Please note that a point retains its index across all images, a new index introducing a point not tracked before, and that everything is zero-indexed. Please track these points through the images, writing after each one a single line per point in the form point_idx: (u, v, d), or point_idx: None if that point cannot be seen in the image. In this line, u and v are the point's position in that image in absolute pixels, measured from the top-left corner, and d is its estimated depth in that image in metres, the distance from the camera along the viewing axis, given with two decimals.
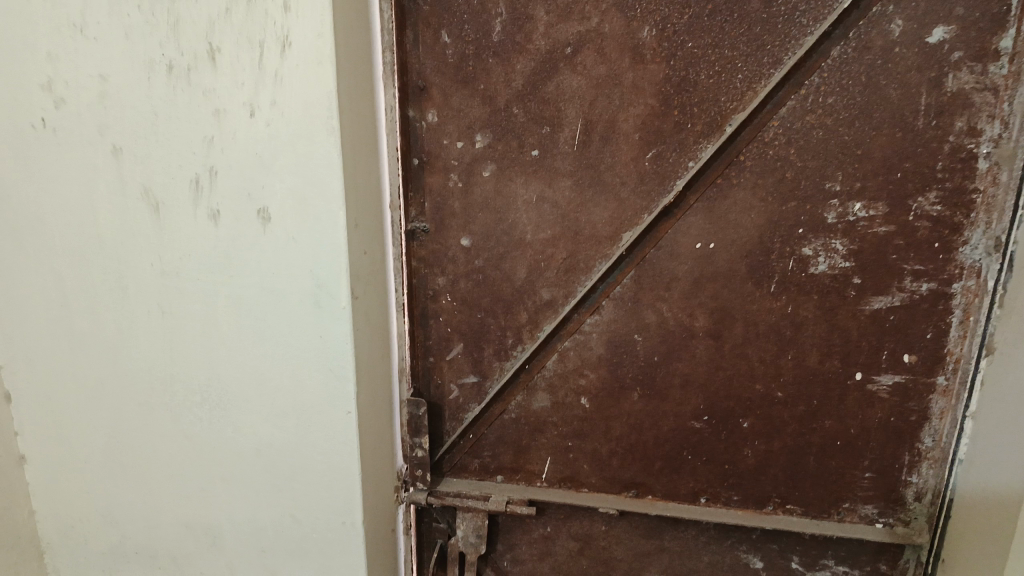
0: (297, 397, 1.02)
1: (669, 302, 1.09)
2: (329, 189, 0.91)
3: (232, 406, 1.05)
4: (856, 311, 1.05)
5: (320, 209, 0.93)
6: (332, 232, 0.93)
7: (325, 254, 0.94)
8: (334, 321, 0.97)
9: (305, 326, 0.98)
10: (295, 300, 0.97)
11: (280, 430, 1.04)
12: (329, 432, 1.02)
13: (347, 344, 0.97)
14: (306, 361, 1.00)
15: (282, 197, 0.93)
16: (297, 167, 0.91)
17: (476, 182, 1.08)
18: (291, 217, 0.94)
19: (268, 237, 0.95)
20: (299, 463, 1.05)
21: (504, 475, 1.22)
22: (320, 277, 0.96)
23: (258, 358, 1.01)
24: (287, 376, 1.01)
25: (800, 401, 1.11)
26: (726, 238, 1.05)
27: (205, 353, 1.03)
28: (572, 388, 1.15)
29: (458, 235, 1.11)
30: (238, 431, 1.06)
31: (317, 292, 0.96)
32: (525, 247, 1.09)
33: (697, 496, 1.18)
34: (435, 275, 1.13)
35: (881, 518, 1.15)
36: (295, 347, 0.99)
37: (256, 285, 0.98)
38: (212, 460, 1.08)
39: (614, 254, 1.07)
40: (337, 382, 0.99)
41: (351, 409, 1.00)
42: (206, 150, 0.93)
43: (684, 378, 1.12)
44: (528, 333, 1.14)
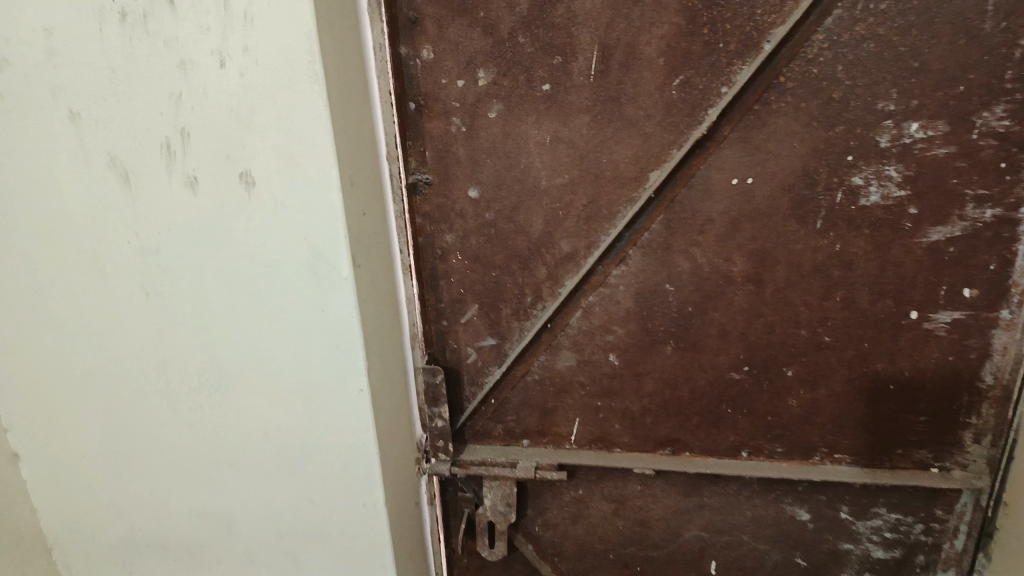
0: (302, 378, 0.93)
1: (703, 247, 0.99)
2: (319, 145, 0.80)
3: (232, 392, 0.95)
4: (912, 244, 0.95)
5: (309, 168, 0.81)
6: (325, 194, 0.82)
7: (319, 219, 0.84)
8: (337, 292, 0.87)
9: (304, 300, 0.88)
10: (290, 272, 0.87)
11: (287, 414, 0.95)
12: (340, 411, 0.94)
13: (353, 317, 0.88)
14: (309, 338, 0.90)
15: (266, 157, 0.82)
16: (280, 122, 0.80)
17: (481, 126, 0.96)
18: (278, 178, 0.83)
19: (254, 203, 0.84)
20: (311, 446, 0.97)
21: (530, 439, 1.14)
22: (317, 245, 0.85)
23: (256, 338, 0.91)
24: (289, 356, 0.92)
25: (849, 345, 1.02)
26: (765, 172, 0.94)
27: (198, 336, 0.93)
28: (599, 345, 1.07)
29: (465, 186, 1.00)
30: (240, 419, 0.96)
31: (315, 261, 0.86)
32: (540, 195, 0.99)
33: (739, 450, 1.11)
34: (443, 232, 1.03)
35: (936, 462, 1.08)
36: (295, 323, 0.90)
37: (246, 258, 0.87)
38: (216, 449, 0.99)
39: (640, 198, 0.97)
40: (345, 359, 0.90)
41: (364, 386, 0.91)
42: (175, 108, 0.81)
43: (721, 327, 1.03)
44: (549, 289, 1.04)
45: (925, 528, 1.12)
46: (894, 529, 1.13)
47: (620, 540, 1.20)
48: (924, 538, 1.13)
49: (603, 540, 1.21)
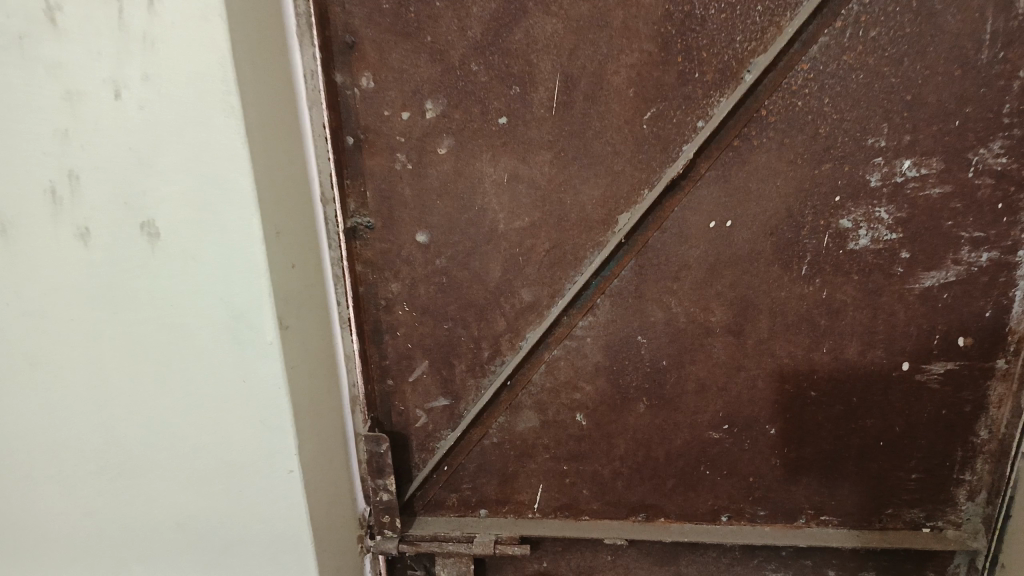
0: (222, 457, 0.80)
1: (678, 295, 0.89)
2: (237, 190, 0.68)
3: (139, 474, 0.81)
4: (903, 291, 0.87)
5: (225, 217, 0.69)
6: (245, 246, 0.70)
7: (238, 277, 0.71)
8: (261, 359, 0.74)
9: (221, 369, 0.75)
10: (205, 337, 0.74)
11: (205, 498, 0.82)
12: (267, 495, 0.81)
13: (281, 387, 0.75)
14: (229, 412, 0.77)
15: (174, 204, 0.69)
16: (189, 163, 0.68)
17: (430, 162, 0.85)
18: (188, 229, 0.70)
19: (160, 258, 0.71)
20: (233, 534, 0.83)
21: (488, 508, 1.03)
22: (235, 305, 0.73)
23: (165, 413, 0.78)
24: (206, 432, 0.79)
25: (837, 400, 0.93)
26: (746, 213, 0.85)
27: (97, 412, 0.79)
28: (564, 404, 0.96)
29: (412, 230, 0.88)
30: (149, 505, 0.83)
31: (234, 324, 0.73)
32: (497, 240, 0.88)
33: (718, 514, 1.01)
34: (387, 281, 0.91)
35: (928, 522, 1.00)
36: (213, 396, 0.77)
37: (151, 322, 0.74)
38: (121, 541, 0.85)
39: (609, 242, 0.87)
40: (272, 434, 0.78)
41: (294, 466, 0.79)
42: (61, 147, 0.68)
43: (699, 383, 0.93)
44: (508, 343, 0.93)
45: None
46: None
47: None
48: None
49: None
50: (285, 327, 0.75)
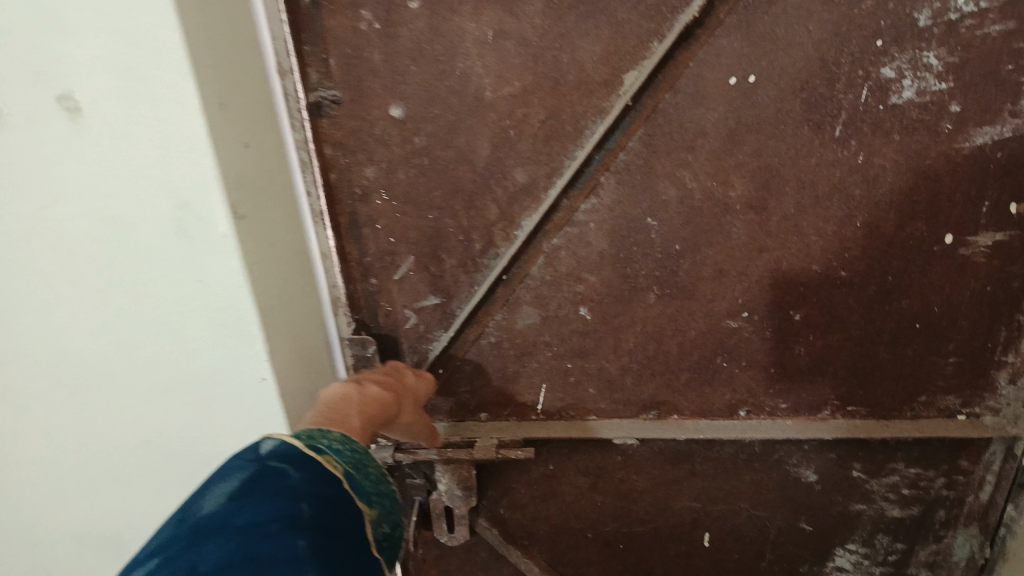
0: (185, 366, 0.71)
1: (693, 168, 0.78)
2: (166, 51, 0.56)
3: (97, 388, 0.73)
4: (951, 151, 0.76)
5: (153, 84, 0.58)
6: (184, 122, 0.59)
7: (176, 157, 0.60)
8: (216, 256, 0.65)
9: (171, 268, 0.66)
10: (147, 232, 0.64)
11: (173, 411, 0.74)
12: (240, 406, 0.73)
13: (243, 286, 0.66)
14: (185, 317, 0.68)
15: (89, 70, 0.57)
16: (104, 19, 0.55)
17: (401, 21, 0.72)
18: (110, 101, 0.59)
19: (85, 139, 0.60)
20: (207, 447, 0.77)
21: (489, 412, 0.95)
22: (179, 193, 0.62)
23: (115, 320, 0.69)
24: (163, 340, 0.70)
25: (871, 280, 0.84)
26: (773, 67, 0.73)
27: (41, 320, 0.70)
28: (567, 298, 0.87)
29: (385, 103, 0.76)
30: (111, 420, 0.75)
31: (181, 215, 0.63)
32: (484, 111, 0.76)
33: (736, 409, 0.93)
34: (361, 165, 0.80)
35: (964, 409, 0.92)
36: (166, 300, 0.67)
37: (84, 215, 0.64)
38: (88, 457, 0.78)
39: (614, 107, 0.75)
40: (238, 340, 0.69)
41: (267, 374, 0.71)
42: None
43: (716, 268, 0.83)
44: (502, 232, 0.83)
45: (947, 481, 0.98)
46: (913, 485, 0.99)
47: (599, 518, 1.04)
48: (946, 492, 0.99)
49: (581, 519, 1.04)
50: (241, 217, 0.65)
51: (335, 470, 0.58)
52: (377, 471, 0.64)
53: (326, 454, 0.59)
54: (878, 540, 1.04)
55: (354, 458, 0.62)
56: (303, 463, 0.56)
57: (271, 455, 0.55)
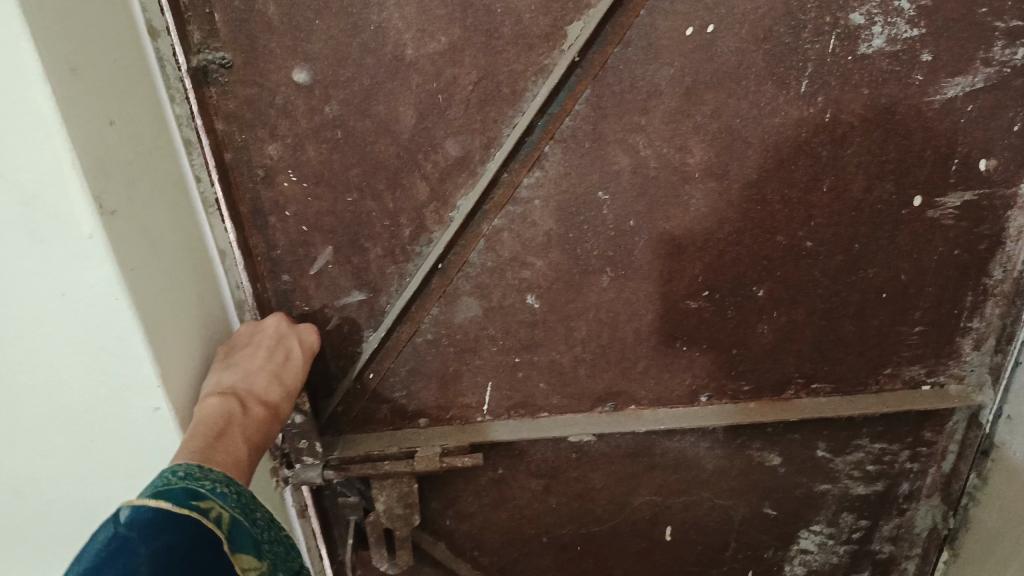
0: (57, 401, 0.58)
1: (648, 133, 0.69)
2: None
3: None
4: (921, 106, 0.69)
5: None
6: (18, 94, 0.46)
7: (15, 141, 0.47)
8: (79, 264, 0.51)
9: (24, 283, 0.52)
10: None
11: (45, 453, 0.61)
12: (130, 439, 0.61)
13: (117, 299, 0.53)
14: (50, 339, 0.55)
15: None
16: None
17: None
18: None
19: None
20: (96, 491, 0.64)
21: (428, 417, 0.85)
22: (24, 187, 0.49)
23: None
24: (25, 371, 0.56)
25: (837, 249, 0.77)
26: (733, 13, 0.64)
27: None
28: (511, 286, 0.77)
29: (287, 67, 0.64)
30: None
31: (30, 214, 0.50)
32: (406, 74, 0.65)
33: (697, 395, 0.86)
34: (262, 142, 0.67)
35: (929, 379, 0.88)
36: (24, 322, 0.54)
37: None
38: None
39: (557, 66, 0.65)
40: (117, 366, 0.56)
41: (160, 404, 0.58)
42: None
43: (674, 243, 0.75)
44: (434, 214, 0.72)
45: (911, 454, 0.95)
46: (878, 460, 0.94)
47: (553, 521, 0.95)
48: (909, 465, 0.96)
49: (534, 524, 0.95)
50: (110, 213, 0.52)
51: (214, 524, 0.52)
52: (265, 515, 0.59)
53: (208, 501, 0.53)
54: (842, 518, 1.00)
55: (242, 502, 0.57)
56: (178, 519, 0.50)
57: (138, 513, 0.49)
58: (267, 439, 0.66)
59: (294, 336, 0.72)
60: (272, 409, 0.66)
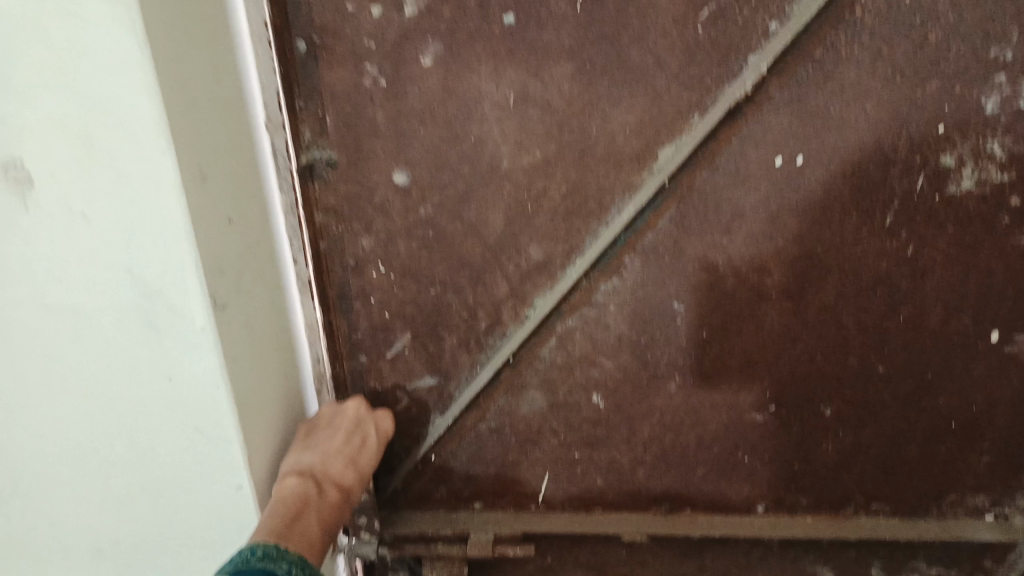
0: (145, 474, 0.61)
1: (729, 252, 0.70)
2: (136, 119, 0.47)
3: (39, 495, 0.63)
4: (1007, 246, 0.69)
5: (120, 157, 0.48)
6: (154, 201, 0.49)
7: (146, 242, 0.51)
8: (188, 353, 0.55)
9: (135, 364, 0.56)
10: (105, 321, 0.54)
11: (128, 519, 0.64)
12: (210, 514, 0.63)
13: (218, 387, 0.56)
14: (151, 417, 0.58)
15: (42, 136, 0.48)
16: (63, 80, 0.46)
17: (410, 77, 0.63)
18: (68, 175, 0.49)
19: (33, 216, 0.50)
20: (170, 557, 0.66)
21: (483, 501, 0.86)
22: (148, 282, 0.52)
23: (63, 418, 0.59)
24: (121, 444, 0.60)
25: (908, 375, 0.77)
26: (824, 148, 0.65)
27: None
28: (579, 384, 0.78)
29: (388, 168, 0.67)
30: (55, 531, 0.65)
31: (149, 305, 0.53)
32: (499, 182, 0.68)
33: (753, 504, 0.85)
34: (356, 233, 0.70)
35: (992, 508, 0.85)
36: (129, 400, 0.57)
37: (30, 305, 0.54)
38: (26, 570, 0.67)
39: (644, 184, 0.67)
40: (210, 447, 0.59)
41: (243, 483, 0.61)
42: None
43: (745, 358, 0.76)
44: (511, 311, 0.74)
45: None
46: None
47: None
48: None
49: None
50: (222, 307, 0.55)
51: None
52: None
53: None
54: None
55: None
56: None
57: None
58: (339, 521, 0.68)
59: (370, 421, 0.75)
60: (346, 492, 0.70)
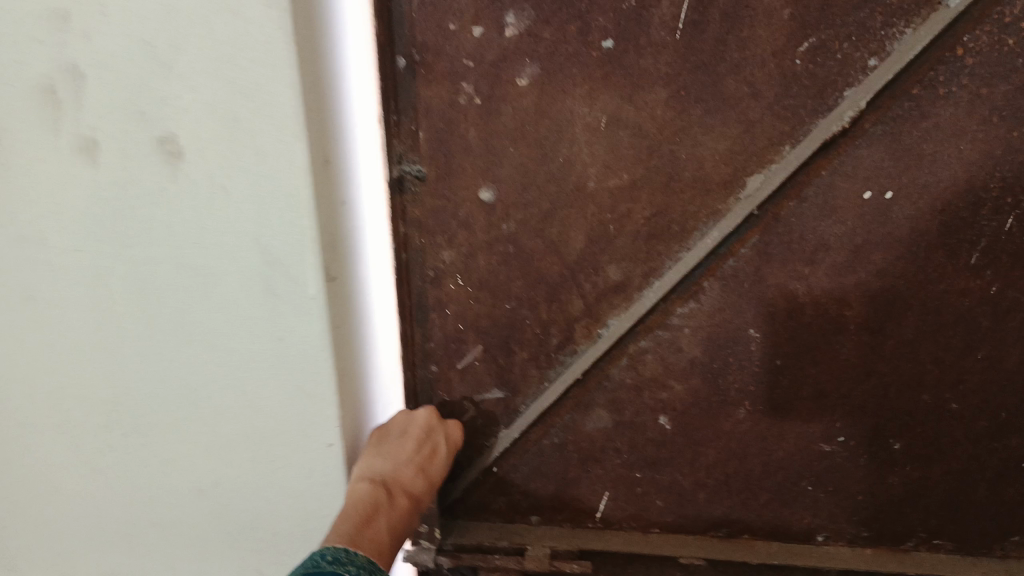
0: (249, 428, 0.68)
1: (809, 282, 0.70)
2: (280, 110, 0.53)
3: (152, 437, 0.70)
4: None
5: (260, 140, 0.54)
6: (284, 181, 0.56)
7: (275, 217, 0.57)
8: (298, 318, 0.61)
9: (250, 325, 0.62)
10: (229, 285, 0.60)
11: (226, 466, 0.71)
12: (300, 467, 0.70)
13: (322, 351, 0.63)
14: (260, 376, 0.65)
15: (195, 117, 0.54)
16: (219, 71, 0.52)
17: (504, 97, 0.64)
18: (212, 151, 0.55)
19: (178, 186, 0.57)
20: (258, 505, 0.73)
21: (541, 515, 0.86)
22: (271, 252, 0.59)
23: (180, 369, 0.65)
24: (231, 397, 0.66)
25: (982, 414, 0.76)
26: (915, 184, 0.65)
27: (101, 364, 0.66)
28: (646, 405, 0.78)
29: (475, 185, 0.68)
30: (162, 470, 0.72)
31: (269, 273, 0.60)
32: (584, 202, 0.68)
33: (812, 534, 0.85)
34: (438, 247, 0.72)
35: None
36: (241, 359, 0.64)
37: (168, 265, 0.60)
38: (134, 511, 0.75)
39: (729, 212, 0.67)
40: (308, 405, 0.66)
41: (334, 440, 0.68)
42: (51, 31, 0.52)
43: (817, 387, 0.76)
44: (584, 329, 0.75)
45: None
46: None
47: None
48: None
49: None
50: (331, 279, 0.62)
51: None
52: None
53: None
54: None
55: None
56: None
57: None
58: (408, 528, 0.69)
59: (440, 430, 0.76)
60: (416, 501, 0.71)
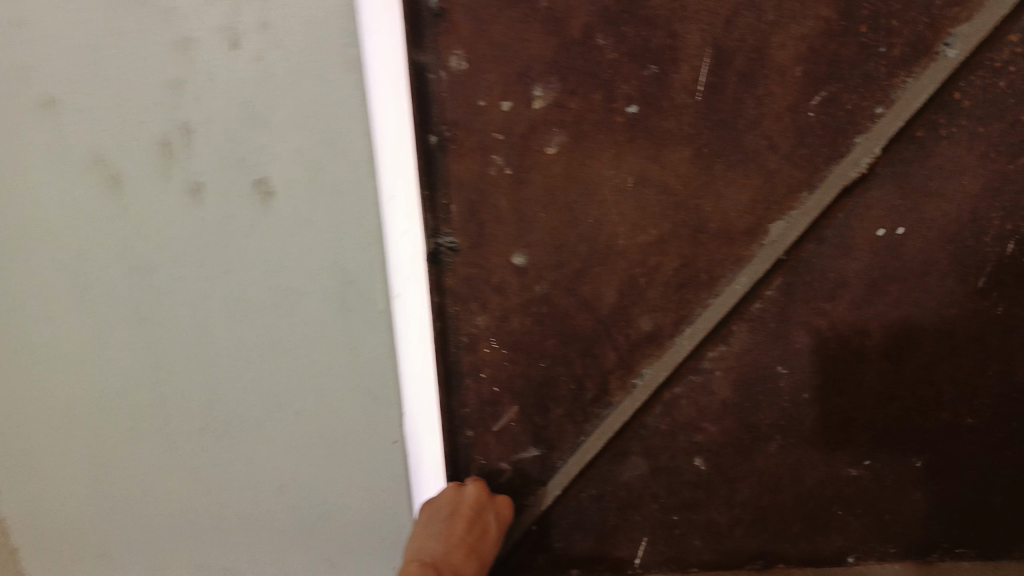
0: (322, 439, 0.74)
1: (831, 317, 0.73)
2: (355, 149, 0.62)
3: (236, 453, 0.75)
4: None
5: (337, 176, 0.63)
6: (359, 209, 0.64)
7: (350, 240, 0.65)
8: (372, 329, 0.69)
9: (328, 340, 0.70)
10: (309, 304, 0.68)
11: (306, 475, 0.76)
12: (370, 470, 0.76)
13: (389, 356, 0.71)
14: (337, 387, 0.72)
15: (286, 159, 0.62)
16: (305, 121, 0.60)
17: (534, 165, 0.66)
18: (300, 188, 0.63)
19: (270, 219, 0.64)
20: (333, 511, 0.78)
21: (581, 567, 0.86)
22: (347, 272, 0.67)
23: (263, 387, 0.72)
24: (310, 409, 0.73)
25: (996, 426, 0.80)
26: (923, 219, 0.69)
27: (184, 390, 0.72)
28: (680, 449, 0.80)
29: (508, 250, 0.70)
30: (243, 484, 0.77)
31: (346, 289, 0.67)
32: (614, 259, 0.70)
33: (844, 556, 0.87)
34: (472, 313, 0.73)
35: None
36: (320, 372, 0.71)
37: (259, 286, 0.67)
38: (207, 528, 0.79)
39: (754, 257, 0.69)
40: (379, 408, 0.73)
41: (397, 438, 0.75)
42: (174, 99, 0.59)
43: (843, 416, 0.78)
44: (618, 380, 0.76)
45: None
46: None
47: None
48: None
49: None
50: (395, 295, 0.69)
51: None
52: None
53: None
54: None
55: None
56: None
57: None
58: None
59: (489, 508, 0.76)
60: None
